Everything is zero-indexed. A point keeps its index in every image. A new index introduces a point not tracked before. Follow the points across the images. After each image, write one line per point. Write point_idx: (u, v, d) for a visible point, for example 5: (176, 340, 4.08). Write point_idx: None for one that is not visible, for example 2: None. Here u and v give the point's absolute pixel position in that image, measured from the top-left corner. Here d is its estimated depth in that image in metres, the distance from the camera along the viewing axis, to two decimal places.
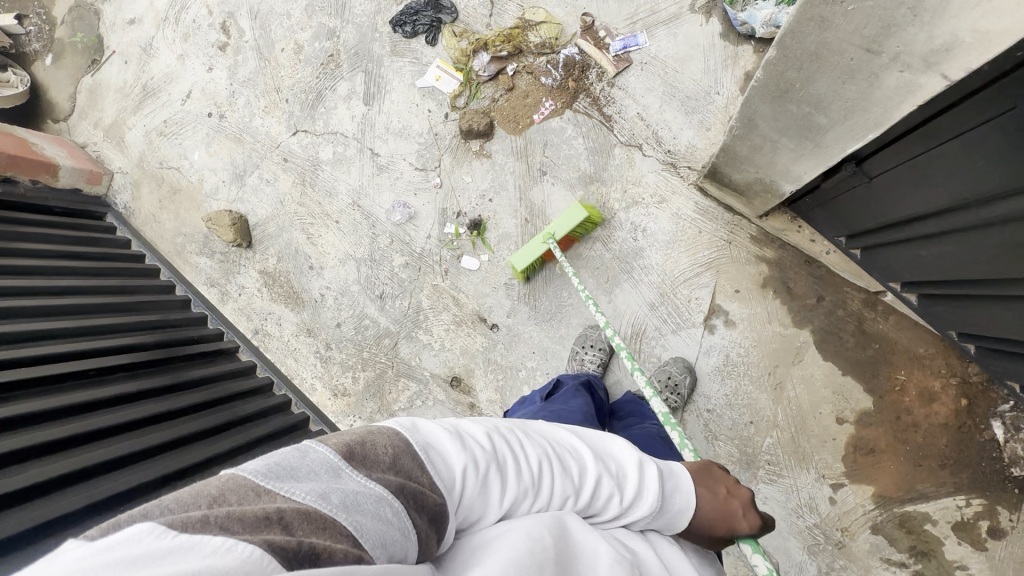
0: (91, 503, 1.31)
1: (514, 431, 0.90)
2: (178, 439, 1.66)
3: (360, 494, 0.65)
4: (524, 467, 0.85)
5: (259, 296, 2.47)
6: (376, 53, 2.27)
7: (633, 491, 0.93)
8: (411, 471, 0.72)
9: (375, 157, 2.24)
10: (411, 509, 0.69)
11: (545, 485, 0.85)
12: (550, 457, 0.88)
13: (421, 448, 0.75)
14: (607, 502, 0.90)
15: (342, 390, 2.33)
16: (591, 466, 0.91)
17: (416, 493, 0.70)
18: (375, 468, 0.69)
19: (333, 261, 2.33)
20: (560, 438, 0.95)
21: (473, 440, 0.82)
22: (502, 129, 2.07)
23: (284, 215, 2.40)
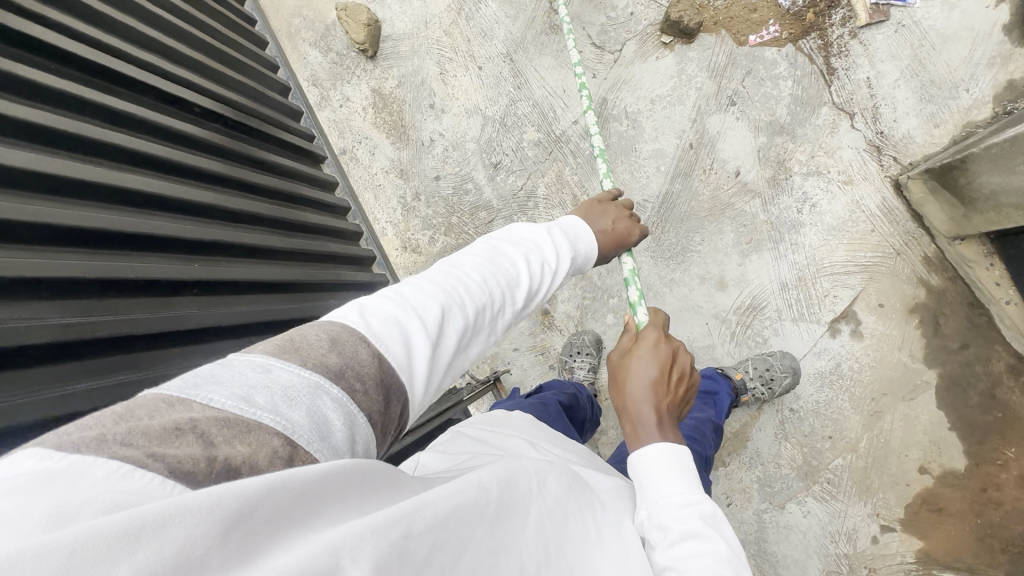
0: (157, 237, 1.18)
1: (436, 266, 0.85)
2: (254, 216, 1.53)
3: (294, 389, 0.55)
4: (469, 296, 0.80)
5: (362, 116, 2.24)
6: None
7: (560, 262, 0.97)
8: (355, 348, 0.62)
9: (551, 14, 1.98)
10: (356, 389, 0.59)
11: (490, 302, 0.83)
12: (482, 274, 0.85)
13: (361, 325, 0.66)
14: (546, 277, 0.94)
15: (413, 246, 2.17)
16: (522, 253, 0.93)
17: (371, 360, 0.63)
18: (312, 354, 0.59)
19: (458, 108, 2.10)
20: (476, 247, 0.92)
21: (407, 297, 0.74)
22: (708, 37, 1.82)
23: (424, 39, 2.14)
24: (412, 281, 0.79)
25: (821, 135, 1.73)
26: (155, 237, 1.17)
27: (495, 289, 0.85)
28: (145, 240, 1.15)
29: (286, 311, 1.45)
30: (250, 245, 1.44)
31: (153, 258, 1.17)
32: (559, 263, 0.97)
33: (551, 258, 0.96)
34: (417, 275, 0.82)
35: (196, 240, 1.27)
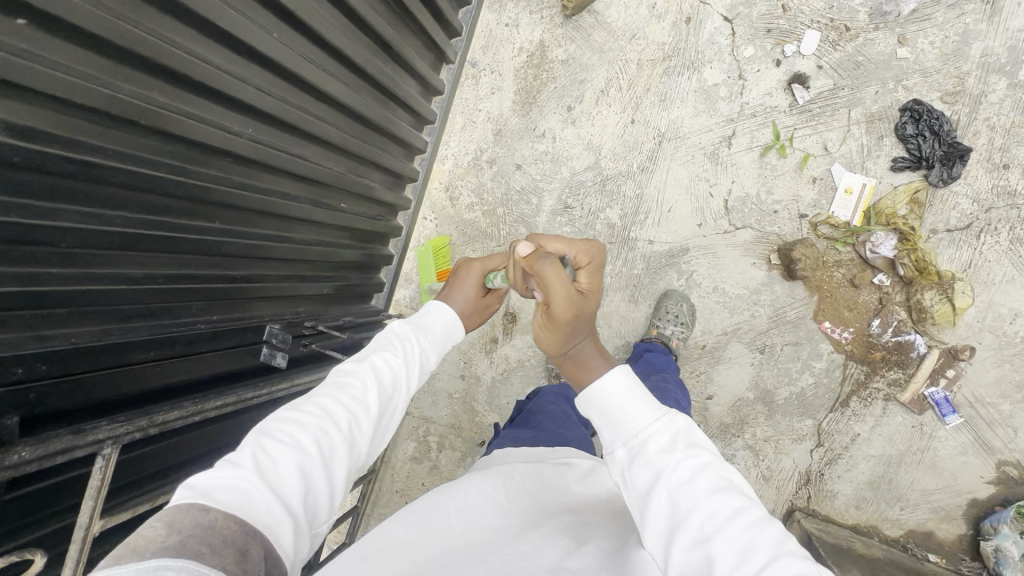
0: (229, 93, 1.14)
1: (288, 408, 0.89)
2: (337, 101, 1.49)
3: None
4: (303, 430, 0.84)
5: (513, 53, 2.08)
6: (863, 93, 1.72)
7: (405, 349, 1.07)
8: (194, 518, 0.63)
9: (723, 142, 1.84)
10: (205, 554, 0.59)
11: (336, 421, 0.88)
12: (330, 402, 0.90)
13: (195, 497, 0.66)
14: (396, 369, 1.03)
15: (453, 196, 2.17)
16: (371, 357, 1.01)
17: (204, 519, 0.64)
18: (152, 545, 0.58)
19: (584, 132, 1.99)
20: (338, 373, 0.99)
21: (239, 453, 0.77)
22: (801, 290, 1.78)
23: (618, 47, 1.95)
24: (258, 431, 0.83)
25: (787, 436, 1.80)
26: (228, 92, 1.14)
27: (338, 403, 0.91)
28: (219, 90, 1.12)
29: (297, 202, 1.46)
30: (312, 130, 1.42)
31: (216, 107, 1.14)
32: (412, 353, 1.08)
33: (404, 334, 1.09)
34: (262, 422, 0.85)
35: (267, 109, 1.25)
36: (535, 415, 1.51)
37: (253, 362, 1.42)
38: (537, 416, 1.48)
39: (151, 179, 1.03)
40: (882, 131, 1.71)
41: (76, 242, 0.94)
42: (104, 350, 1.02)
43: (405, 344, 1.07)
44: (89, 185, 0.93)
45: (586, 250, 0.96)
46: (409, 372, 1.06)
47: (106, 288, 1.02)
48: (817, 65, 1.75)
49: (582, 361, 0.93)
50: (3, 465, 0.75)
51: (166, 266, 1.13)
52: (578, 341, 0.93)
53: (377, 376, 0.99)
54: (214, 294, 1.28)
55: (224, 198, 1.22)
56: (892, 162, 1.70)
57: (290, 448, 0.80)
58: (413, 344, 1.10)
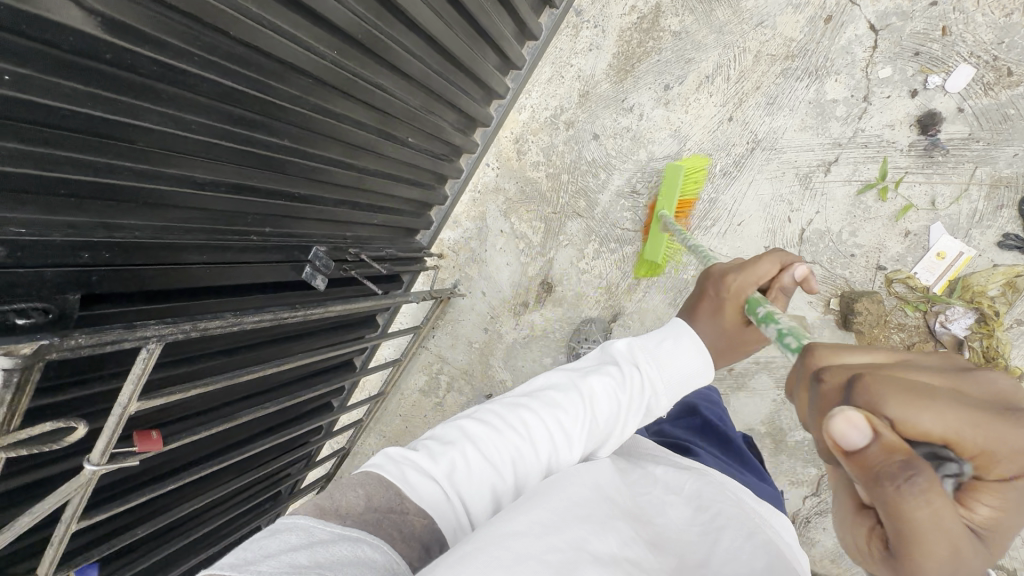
0: (322, 12, 1.10)
1: (487, 411, 0.96)
2: (428, 34, 1.42)
3: (336, 545, 0.63)
4: (495, 442, 0.88)
5: (623, 11, 1.90)
6: (998, 153, 1.52)
7: (636, 377, 0.96)
8: (383, 500, 0.76)
9: (821, 168, 1.68)
10: (395, 539, 0.71)
11: (528, 441, 0.89)
12: (527, 416, 0.92)
13: (393, 477, 0.80)
14: (618, 400, 0.93)
15: (521, 150, 2.09)
16: (589, 380, 0.95)
17: (395, 503, 0.76)
18: (349, 513, 0.72)
19: (674, 117, 1.85)
20: (539, 385, 1.00)
21: (438, 444, 0.88)
22: (850, 343, 1.69)
23: (740, 31, 1.75)
24: (460, 428, 0.92)
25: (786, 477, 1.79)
26: (322, 14, 1.10)
27: (536, 422, 0.91)
28: (313, 8, 1.08)
29: (365, 132, 1.44)
30: (397, 60, 1.37)
31: (308, 25, 1.10)
32: (647, 391, 0.96)
33: (667, 366, 0.96)
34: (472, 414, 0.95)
35: (357, 34, 1.21)
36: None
37: (295, 279, 1.47)
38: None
39: (230, 89, 1.02)
40: (1003, 200, 1.53)
41: (150, 141, 0.95)
42: (160, 247, 1.07)
43: (639, 369, 0.97)
44: (172, 87, 0.93)
45: (991, 390, 0.50)
46: (640, 408, 0.95)
47: (171, 189, 1.04)
48: (959, 107, 1.54)
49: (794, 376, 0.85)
50: (59, 347, 0.82)
51: (231, 176, 1.15)
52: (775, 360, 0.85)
53: (585, 406, 0.92)
54: (271, 209, 1.31)
55: (296, 119, 1.21)
56: (1001, 238, 1.53)
57: (474, 451, 0.87)
58: (650, 373, 0.97)
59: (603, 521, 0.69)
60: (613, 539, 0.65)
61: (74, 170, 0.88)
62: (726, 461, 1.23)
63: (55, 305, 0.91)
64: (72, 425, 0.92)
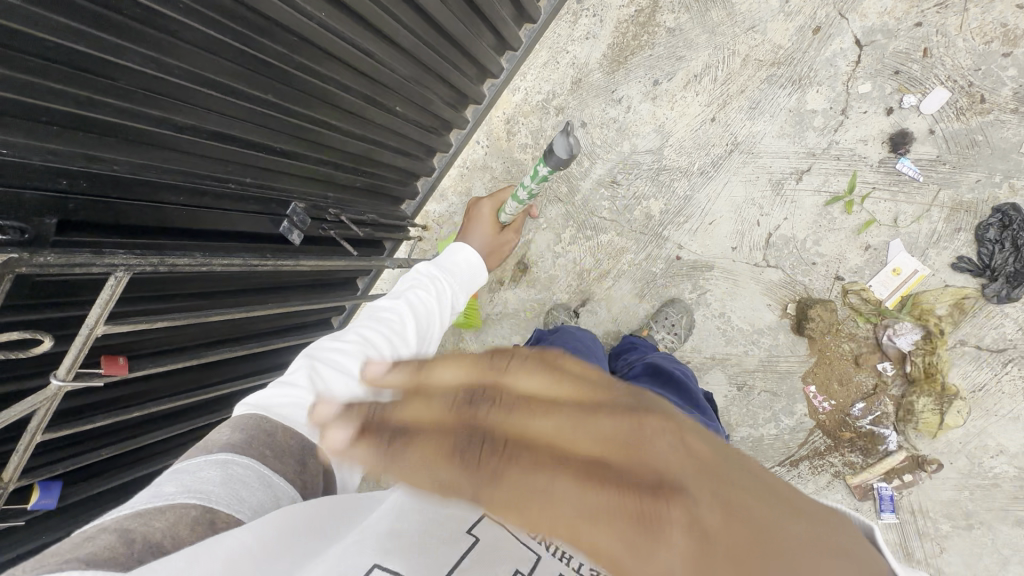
0: None
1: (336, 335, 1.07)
2: (421, 6, 1.46)
3: (201, 471, 0.71)
4: (348, 349, 1.01)
5: (623, 2, 1.92)
6: (962, 177, 1.57)
7: (442, 283, 1.30)
8: (253, 424, 0.81)
9: (794, 176, 1.73)
10: (268, 457, 0.76)
11: (380, 342, 1.06)
12: (373, 326, 1.09)
13: (259, 411, 0.84)
14: (430, 303, 1.23)
15: (511, 131, 2.13)
16: (404, 295, 1.21)
17: (268, 429, 0.81)
18: (217, 446, 0.76)
19: (660, 113, 1.89)
20: (370, 310, 1.17)
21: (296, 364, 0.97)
22: (803, 348, 1.75)
23: (732, 33, 1.78)
24: (329, 355, 0.99)
25: None
26: None
27: (378, 335, 1.07)
28: None
29: (350, 97, 1.49)
30: (386, 29, 1.41)
31: None
32: (444, 288, 1.30)
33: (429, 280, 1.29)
34: (315, 348, 1.03)
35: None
36: (554, 345, 1.45)
37: (272, 231, 1.54)
38: (559, 348, 1.42)
39: (213, 41, 1.07)
40: (962, 224, 1.57)
41: (130, 80, 1.00)
42: (137, 184, 1.13)
43: (434, 282, 1.28)
44: (155, 32, 0.99)
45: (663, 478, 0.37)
46: (436, 302, 1.24)
47: (151, 130, 1.10)
48: (930, 129, 1.58)
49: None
50: (29, 262, 0.89)
51: (212, 124, 1.20)
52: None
53: (410, 315, 1.16)
54: (251, 161, 1.37)
55: (280, 76, 1.26)
56: (955, 260, 1.58)
57: (339, 371, 0.96)
58: (445, 279, 1.32)
59: None
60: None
61: (54, 100, 0.94)
62: (678, 405, 1.27)
63: (31, 227, 0.98)
64: (37, 337, 0.99)
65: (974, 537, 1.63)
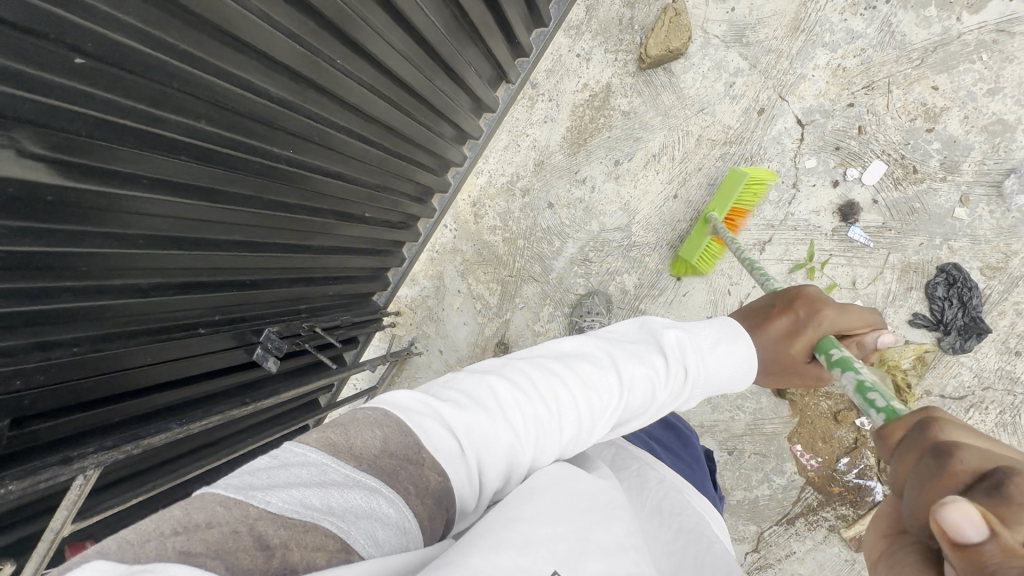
0: (274, 122, 1.10)
1: (526, 369, 0.81)
2: (387, 122, 1.45)
3: (349, 491, 0.56)
4: (569, 414, 0.77)
5: (576, 87, 1.99)
6: (908, 240, 1.69)
7: (679, 374, 0.85)
8: (401, 444, 0.63)
9: (758, 246, 1.81)
10: (411, 494, 0.60)
11: (602, 411, 0.79)
12: (591, 381, 0.80)
13: (416, 422, 0.67)
14: (647, 396, 0.83)
15: (478, 213, 2.13)
16: (630, 366, 0.83)
17: (415, 448, 0.64)
18: (365, 455, 0.60)
19: (625, 191, 1.94)
20: (575, 351, 0.86)
21: (469, 401, 0.74)
22: (785, 409, 1.82)
23: (684, 116, 1.87)
24: (488, 387, 0.77)
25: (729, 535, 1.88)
26: (279, 123, 1.11)
27: (572, 408, 0.77)
28: (270, 124, 1.10)
29: (320, 216, 1.44)
30: (355, 150, 1.39)
31: (264, 135, 1.11)
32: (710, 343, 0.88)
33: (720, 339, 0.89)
34: (512, 371, 0.81)
35: (312, 134, 1.22)
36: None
37: (245, 359, 1.44)
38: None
39: (179, 207, 1.03)
40: (912, 283, 1.70)
41: (93, 264, 0.96)
42: (103, 357, 1.06)
43: (686, 369, 0.85)
44: (119, 211, 0.94)
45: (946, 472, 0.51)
46: (683, 389, 0.86)
47: (114, 302, 1.03)
48: (873, 198, 1.71)
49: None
50: None
51: (179, 277, 1.15)
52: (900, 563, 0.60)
53: (623, 393, 0.80)
54: (223, 300, 1.30)
55: (250, 218, 1.21)
56: (912, 317, 1.69)
57: (504, 417, 0.73)
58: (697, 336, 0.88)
59: (616, 515, 0.62)
60: (620, 531, 0.58)
61: (7, 302, 0.89)
62: (665, 450, 1.18)
63: None
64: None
65: None
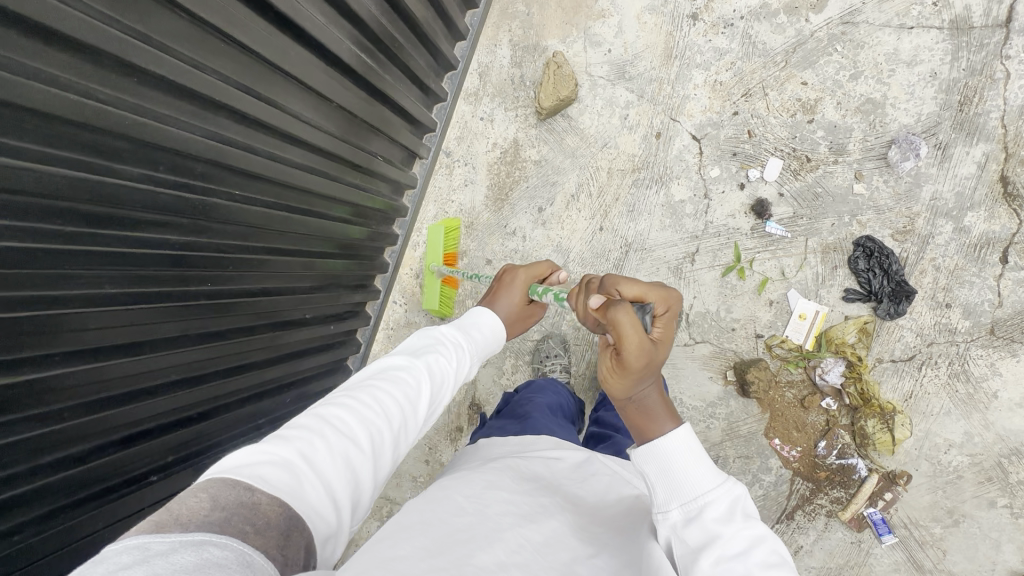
0: (182, 259, 1.14)
1: (337, 397, 0.88)
2: (309, 232, 1.49)
3: (176, 554, 0.51)
4: (391, 413, 0.88)
5: (487, 148, 2.09)
6: (821, 223, 1.78)
7: (460, 352, 1.09)
8: (232, 497, 0.62)
9: (688, 258, 1.89)
10: (246, 532, 0.59)
11: (420, 403, 0.95)
12: (388, 386, 0.92)
13: (240, 475, 0.66)
14: (448, 373, 1.03)
15: (423, 283, 2.18)
16: (425, 358, 1.00)
17: (247, 497, 0.63)
18: (193, 518, 0.57)
19: (555, 233, 2.02)
20: (381, 366, 0.97)
21: (298, 435, 0.77)
22: (754, 408, 1.85)
23: (591, 153, 1.97)
24: (304, 417, 0.82)
25: None
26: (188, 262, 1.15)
27: (393, 403, 0.90)
28: (182, 265, 1.14)
29: (256, 333, 1.46)
30: (278, 265, 1.42)
31: (176, 277, 1.15)
32: (462, 347, 1.11)
33: (449, 340, 1.09)
34: (331, 406, 0.85)
35: (229, 261, 1.25)
36: (522, 406, 1.47)
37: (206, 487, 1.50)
38: (524, 407, 1.44)
39: (100, 372, 1.08)
40: (836, 261, 1.78)
41: (17, 450, 1.00)
42: (49, 536, 1.10)
43: (463, 345, 1.11)
44: (37, 396, 1.00)
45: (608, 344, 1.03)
46: (468, 360, 1.10)
47: (52, 480, 1.07)
48: (779, 193, 1.81)
49: (647, 411, 0.94)
50: None
51: (118, 433, 1.16)
52: (648, 394, 0.97)
53: (431, 377, 0.98)
54: (173, 440, 1.31)
55: (178, 357, 1.24)
56: (844, 293, 1.77)
57: (332, 433, 0.80)
58: (458, 336, 1.12)
59: (502, 530, 0.76)
60: (501, 551, 0.71)
61: None
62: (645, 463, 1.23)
63: None
64: None
65: (964, 530, 1.72)
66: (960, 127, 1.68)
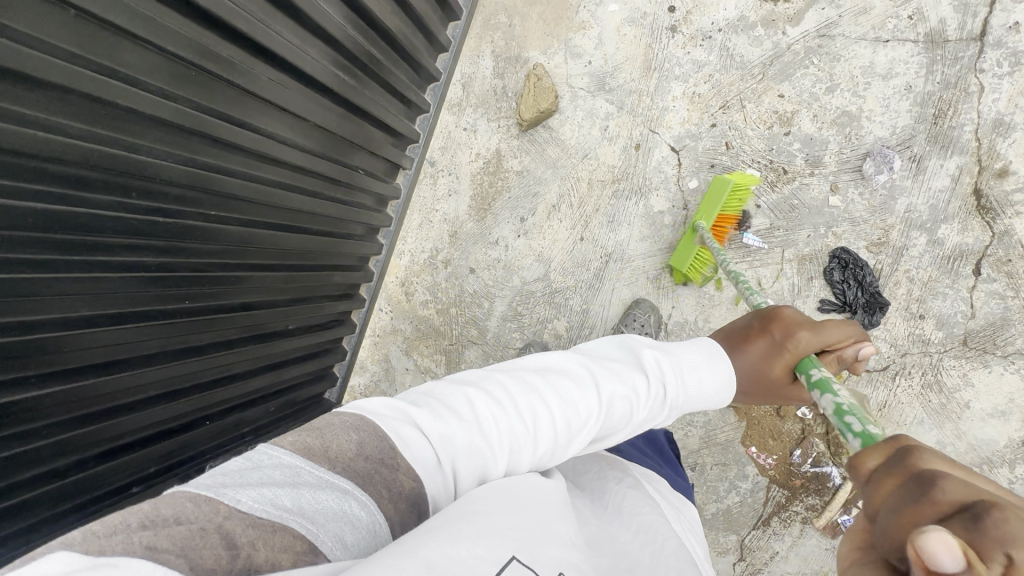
0: (158, 279, 1.20)
1: (499, 384, 0.89)
2: (292, 249, 1.52)
3: (321, 492, 0.62)
4: (540, 438, 0.83)
5: (470, 158, 2.11)
6: (797, 234, 1.80)
7: (653, 388, 0.93)
8: (371, 448, 0.70)
9: (666, 268, 1.91)
10: (383, 498, 0.67)
11: (574, 439, 0.87)
12: (550, 401, 0.87)
13: (389, 428, 0.74)
14: (633, 414, 0.91)
15: (408, 291, 2.21)
16: (607, 386, 0.90)
17: (388, 458, 0.71)
18: (341, 458, 0.67)
19: (536, 243, 2.04)
20: (553, 366, 0.94)
21: (453, 415, 0.80)
22: (732, 416, 1.88)
23: (571, 164, 1.99)
24: (467, 400, 0.84)
25: (713, 549, 1.90)
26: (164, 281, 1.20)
27: (549, 420, 0.84)
28: (157, 286, 1.20)
29: (240, 345, 1.51)
30: (260, 281, 1.46)
31: (151, 296, 1.20)
32: (673, 373, 0.96)
33: (651, 364, 0.96)
34: (491, 398, 0.85)
35: (209, 279, 1.30)
36: None
37: None
38: None
39: (77, 389, 1.14)
40: (812, 272, 1.80)
41: None
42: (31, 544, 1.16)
43: (665, 386, 0.94)
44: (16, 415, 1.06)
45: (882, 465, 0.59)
46: (664, 411, 0.96)
47: (33, 493, 1.14)
48: (756, 205, 1.83)
49: None
50: None
51: (99, 446, 1.23)
52: None
53: (600, 410, 0.88)
54: (153, 452, 1.37)
55: (158, 372, 1.30)
56: (819, 304, 1.79)
57: (480, 429, 0.80)
58: (670, 360, 0.97)
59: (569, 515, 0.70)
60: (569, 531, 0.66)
61: None
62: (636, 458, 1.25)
63: None
64: None
65: None
66: (935, 139, 1.69)
